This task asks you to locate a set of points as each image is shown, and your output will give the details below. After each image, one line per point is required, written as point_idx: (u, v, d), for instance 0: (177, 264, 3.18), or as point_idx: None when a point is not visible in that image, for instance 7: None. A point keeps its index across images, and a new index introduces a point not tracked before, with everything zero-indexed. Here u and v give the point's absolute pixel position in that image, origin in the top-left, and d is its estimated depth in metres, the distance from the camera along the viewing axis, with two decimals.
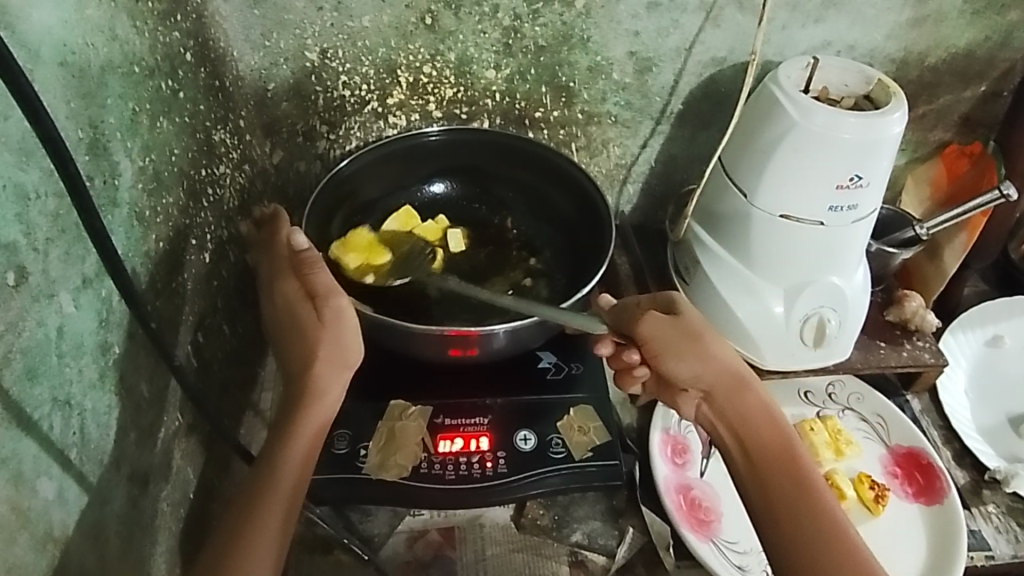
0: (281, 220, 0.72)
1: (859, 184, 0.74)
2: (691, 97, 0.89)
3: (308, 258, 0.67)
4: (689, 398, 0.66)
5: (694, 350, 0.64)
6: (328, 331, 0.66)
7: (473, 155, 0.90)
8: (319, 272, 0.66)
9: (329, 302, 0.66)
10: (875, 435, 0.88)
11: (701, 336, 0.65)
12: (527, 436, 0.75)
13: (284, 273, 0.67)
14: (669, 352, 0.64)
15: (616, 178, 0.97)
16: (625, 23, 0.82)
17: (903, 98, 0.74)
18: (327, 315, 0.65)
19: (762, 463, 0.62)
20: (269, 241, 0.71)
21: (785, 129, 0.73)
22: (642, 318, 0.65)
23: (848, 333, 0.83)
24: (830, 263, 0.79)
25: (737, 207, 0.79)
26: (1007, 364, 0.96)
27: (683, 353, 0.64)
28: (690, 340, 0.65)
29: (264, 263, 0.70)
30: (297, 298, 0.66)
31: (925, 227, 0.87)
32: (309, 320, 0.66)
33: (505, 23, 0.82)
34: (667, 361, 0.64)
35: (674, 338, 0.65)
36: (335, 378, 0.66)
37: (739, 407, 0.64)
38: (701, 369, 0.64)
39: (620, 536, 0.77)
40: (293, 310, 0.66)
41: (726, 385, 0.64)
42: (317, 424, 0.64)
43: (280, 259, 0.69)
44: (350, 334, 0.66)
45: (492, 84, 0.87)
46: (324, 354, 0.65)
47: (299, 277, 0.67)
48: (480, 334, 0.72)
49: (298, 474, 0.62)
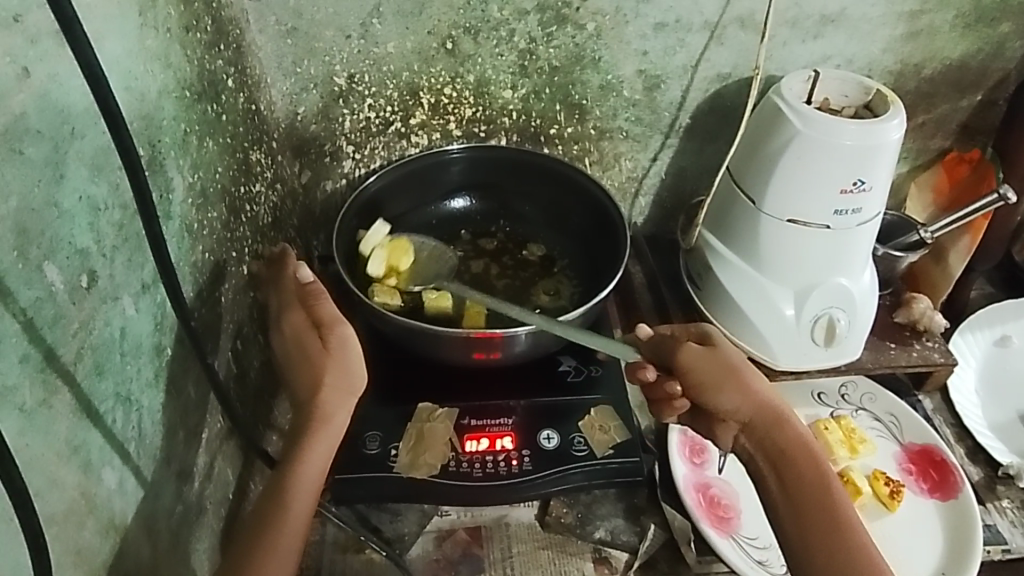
0: (289, 257, 0.77)
1: (862, 188, 0.77)
2: (698, 111, 0.94)
3: (315, 289, 0.71)
4: (726, 429, 0.70)
5: (731, 386, 0.68)
6: (334, 358, 0.69)
7: (493, 173, 0.95)
8: (324, 303, 0.70)
9: (333, 331, 0.69)
10: (888, 433, 0.91)
11: (735, 372, 0.68)
12: (550, 435, 0.78)
13: (291, 306, 0.71)
14: (723, 390, 0.68)
15: (628, 191, 1.02)
16: (634, 43, 0.87)
17: (901, 105, 0.78)
18: (332, 343, 0.69)
19: (790, 486, 0.66)
20: (278, 276, 0.75)
21: (788, 137, 0.77)
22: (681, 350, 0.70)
23: (857, 333, 0.86)
24: (838, 265, 0.82)
25: (747, 215, 0.83)
26: (1016, 364, 0.98)
27: (726, 390, 0.68)
28: (732, 373, 0.68)
29: (275, 298, 0.73)
30: (304, 329, 0.70)
31: (929, 231, 0.90)
32: (315, 349, 0.69)
33: (521, 46, 0.87)
34: (720, 388, 0.68)
35: (711, 373, 0.69)
36: (341, 403, 0.68)
37: (775, 439, 0.67)
38: (744, 399, 0.68)
39: (642, 533, 0.80)
40: (300, 341, 0.69)
41: (766, 415, 0.68)
42: (326, 448, 0.67)
43: (290, 293, 0.73)
44: (356, 361, 0.69)
45: (509, 103, 0.92)
46: (329, 381, 0.68)
47: (306, 309, 0.71)
48: (503, 336, 0.76)
49: (312, 494, 0.65)
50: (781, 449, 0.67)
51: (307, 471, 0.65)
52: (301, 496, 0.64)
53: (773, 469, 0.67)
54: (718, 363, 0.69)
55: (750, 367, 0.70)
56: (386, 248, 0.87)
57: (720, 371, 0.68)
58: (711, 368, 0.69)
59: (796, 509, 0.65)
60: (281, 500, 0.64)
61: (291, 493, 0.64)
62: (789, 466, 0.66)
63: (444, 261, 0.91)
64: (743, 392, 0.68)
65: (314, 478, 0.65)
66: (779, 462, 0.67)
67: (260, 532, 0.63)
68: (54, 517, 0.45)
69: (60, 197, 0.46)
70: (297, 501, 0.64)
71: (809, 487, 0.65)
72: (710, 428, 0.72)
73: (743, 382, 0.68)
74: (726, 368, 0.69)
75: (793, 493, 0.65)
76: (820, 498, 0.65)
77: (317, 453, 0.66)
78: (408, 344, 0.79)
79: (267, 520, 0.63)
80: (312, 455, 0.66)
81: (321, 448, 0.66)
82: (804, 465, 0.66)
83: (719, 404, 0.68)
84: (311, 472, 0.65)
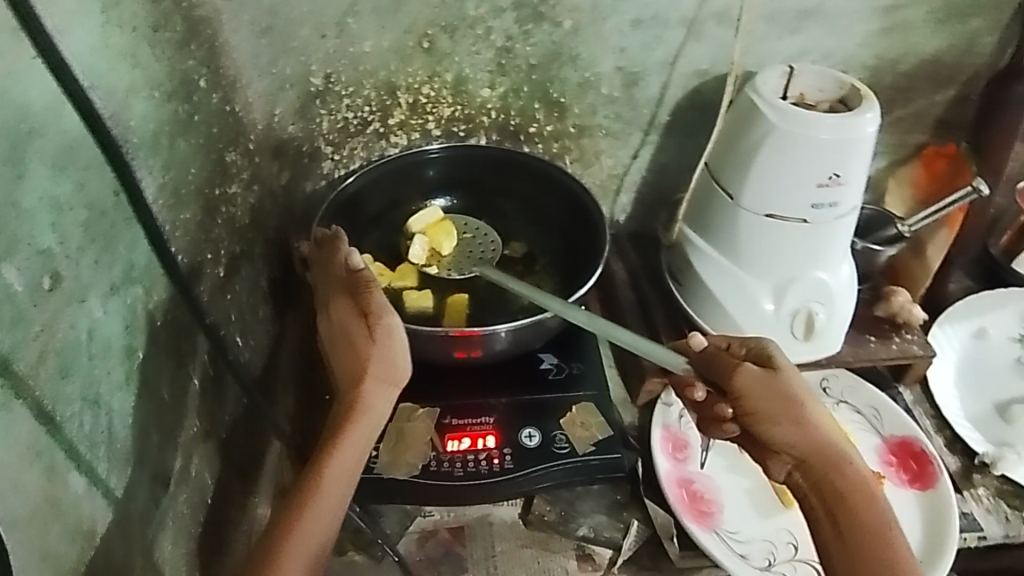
0: (341, 240, 0.75)
1: (839, 182, 0.77)
2: (677, 108, 0.94)
3: (364, 278, 0.70)
4: (780, 460, 0.67)
5: (791, 416, 0.64)
6: (378, 347, 0.68)
7: (474, 171, 0.95)
8: (373, 292, 0.69)
9: (379, 321, 0.68)
10: (869, 426, 0.91)
11: (796, 403, 0.65)
12: (531, 433, 0.78)
13: (339, 292, 0.71)
14: (780, 423, 0.64)
15: (609, 188, 1.02)
16: (611, 40, 0.87)
17: (875, 99, 0.78)
18: (377, 332, 0.68)
19: (845, 528, 0.63)
20: (328, 262, 0.74)
21: (764, 132, 0.78)
22: (737, 371, 0.66)
23: (837, 326, 0.86)
24: (816, 259, 0.82)
25: (725, 210, 0.83)
26: (993, 355, 0.99)
27: (786, 419, 0.64)
28: (793, 404, 0.64)
29: (323, 282, 0.73)
30: (351, 315, 0.70)
31: (907, 224, 0.93)
32: (359, 337, 0.69)
33: (498, 44, 0.87)
34: (777, 419, 0.64)
35: (768, 401, 0.65)
36: (382, 394, 0.67)
37: (835, 478, 0.64)
38: (804, 432, 0.64)
39: (625, 529, 0.80)
40: (347, 328, 0.70)
41: (825, 455, 0.64)
42: (361, 441, 0.66)
43: (337, 276, 0.72)
44: (400, 352, 0.68)
45: (488, 101, 0.91)
46: (372, 371, 0.67)
47: (354, 296, 0.70)
48: (484, 334, 0.75)
49: (342, 487, 0.64)
50: (839, 489, 0.64)
51: (339, 461, 0.64)
52: (332, 487, 0.64)
53: (828, 507, 0.64)
54: (778, 392, 0.65)
55: (813, 399, 0.66)
56: (429, 231, 0.90)
57: (777, 403, 0.65)
58: (769, 397, 0.65)
59: (849, 550, 0.63)
60: (310, 489, 0.63)
61: (321, 483, 0.64)
62: (846, 505, 0.63)
63: (482, 246, 0.93)
64: (802, 425, 0.64)
65: (346, 469, 0.64)
66: (835, 503, 0.64)
67: (284, 521, 0.63)
68: (17, 522, 0.44)
69: (19, 197, 0.45)
70: (326, 492, 0.63)
71: (867, 531, 0.63)
72: (762, 455, 0.69)
73: (805, 415, 0.65)
74: (788, 400, 0.65)
75: (847, 534, 0.63)
76: (874, 543, 0.62)
77: (352, 444, 0.65)
78: None
79: (292, 509, 0.63)
80: (347, 446, 0.65)
81: (355, 440, 0.65)
82: (864, 506, 0.63)
83: (774, 437, 0.65)
84: (345, 462, 0.65)
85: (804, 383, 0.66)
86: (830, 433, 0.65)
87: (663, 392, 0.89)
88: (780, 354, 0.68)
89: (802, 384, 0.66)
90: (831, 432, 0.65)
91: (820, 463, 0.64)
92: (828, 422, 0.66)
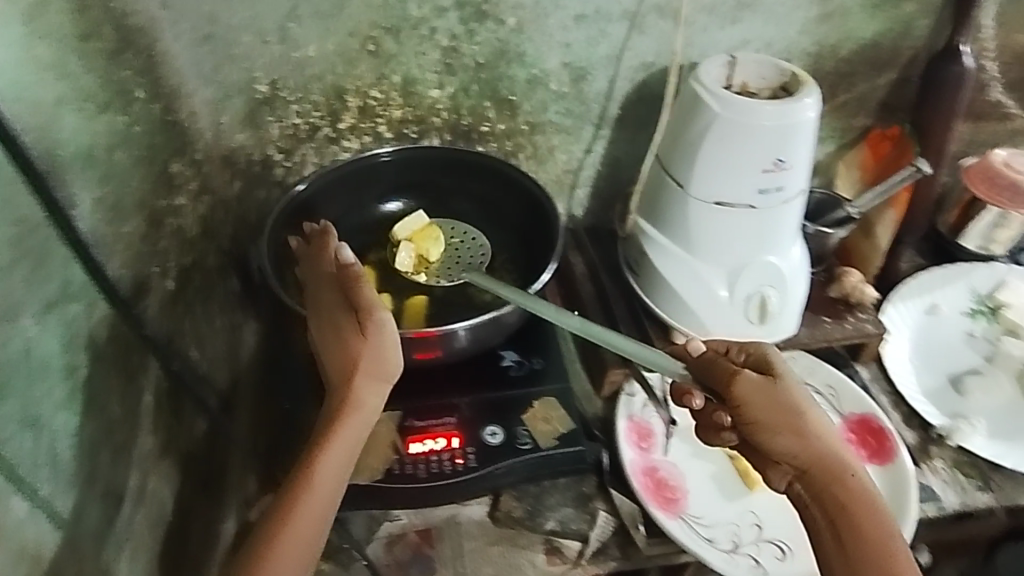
0: (330, 236, 0.73)
1: (782, 167, 0.79)
2: (626, 101, 0.95)
3: (353, 273, 0.68)
4: (780, 471, 0.66)
5: (793, 425, 0.63)
6: (369, 343, 0.67)
7: (428, 173, 0.95)
8: (363, 288, 0.68)
9: (370, 317, 0.67)
10: (829, 405, 0.93)
11: (797, 412, 0.64)
12: (494, 430, 0.78)
13: (329, 287, 0.70)
14: (782, 432, 0.63)
15: (565, 183, 1.02)
16: (557, 36, 0.88)
17: (814, 85, 0.80)
18: (368, 328, 0.67)
19: (849, 539, 0.62)
20: (318, 258, 0.72)
21: (708, 121, 0.79)
22: (737, 378, 0.64)
23: (791, 308, 0.87)
24: (766, 244, 0.84)
25: (676, 199, 0.84)
26: (944, 329, 1.01)
27: (787, 429, 0.63)
28: (795, 413, 0.64)
29: (311, 277, 0.72)
30: (342, 312, 0.68)
31: (856, 206, 0.94)
32: (350, 333, 0.67)
33: (444, 44, 0.87)
34: (779, 428, 0.63)
35: (769, 410, 0.63)
36: (373, 390, 0.66)
37: (838, 489, 0.63)
38: (806, 442, 0.63)
39: (592, 519, 0.80)
40: (338, 324, 0.68)
41: (828, 464, 0.64)
42: (351, 438, 0.65)
43: (330, 269, 0.71)
44: (391, 347, 0.67)
45: (438, 101, 0.91)
46: (364, 366, 0.66)
47: (344, 292, 0.69)
48: (442, 334, 0.75)
49: (333, 483, 0.64)
50: (842, 499, 0.63)
51: (330, 457, 0.64)
52: (324, 485, 0.64)
53: (830, 517, 0.63)
54: (779, 400, 0.64)
55: (812, 408, 0.65)
56: (416, 238, 0.89)
57: (780, 415, 0.63)
58: (770, 406, 0.63)
59: (854, 563, 0.61)
60: (301, 485, 0.63)
61: (312, 480, 0.64)
62: (849, 516, 0.62)
63: (468, 248, 0.93)
64: (804, 434, 0.63)
65: (337, 466, 0.64)
66: (838, 515, 0.63)
67: (276, 519, 0.63)
68: None
69: None
70: (318, 490, 0.63)
71: (871, 543, 0.61)
72: (759, 461, 0.68)
73: (807, 424, 0.64)
74: (789, 409, 0.64)
75: (851, 546, 0.62)
76: (881, 556, 0.61)
77: (344, 440, 0.65)
78: None
79: (283, 507, 0.63)
80: (338, 443, 0.65)
81: (348, 436, 0.65)
82: (866, 517, 0.62)
83: (776, 447, 0.64)
84: (339, 456, 0.65)
85: (802, 392, 0.66)
86: (831, 442, 0.65)
87: (626, 383, 0.90)
88: (778, 359, 0.67)
89: (801, 393, 0.65)
90: (831, 440, 0.65)
91: (822, 473, 0.63)
92: (828, 430, 0.65)
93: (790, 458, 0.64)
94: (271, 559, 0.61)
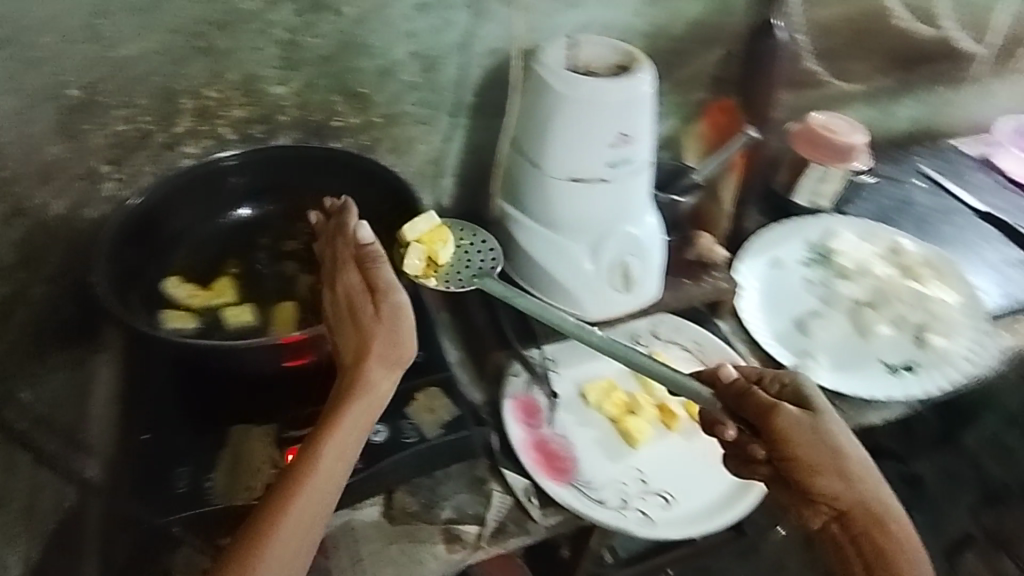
0: (348, 211, 0.76)
1: (627, 140, 0.83)
2: (479, 88, 0.96)
3: (373, 253, 0.72)
4: (819, 513, 0.70)
5: (837, 466, 0.69)
6: (382, 326, 0.69)
7: (281, 174, 0.91)
8: (381, 269, 0.71)
9: (386, 299, 0.70)
10: (695, 358, 1.00)
11: (841, 455, 0.69)
12: (378, 428, 0.77)
13: (348, 266, 0.72)
14: (819, 473, 0.69)
15: (429, 174, 1.02)
16: (401, 25, 0.87)
17: (648, 62, 0.85)
18: (383, 311, 0.70)
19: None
20: (341, 231, 0.75)
21: (553, 101, 0.82)
22: (776, 412, 0.70)
23: (652, 273, 0.92)
24: (622, 214, 0.88)
25: (534, 179, 0.87)
26: (787, 278, 1.12)
27: (831, 469, 0.69)
28: (831, 459, 0.69)
29: (330, 253, 0.75)
30: (358, 290, 0.71)
31: (700, 173, 1.04)
32: (366, 313, 0.70)
33: (282, 38, 0.83)
34: (817, 470, 0.69)
35: (818, 447, 0.69)
36: (384, 374, 0.68)
37: (872, 533, 0.68)
38: (844, 482, 0.69)
39: (486, 501, 0.82)
40: (354, 304, 0.71)
41: (868, 507, 0.69)
42: (360, 418, 0.67)
43: (346, 250, 0.74)
44: (404, 332, 0.69)
45: (282, 99, 0.88)
46: (376, 350, 0.68)
47: (360, 271, 0.72)
48: (311, 336, 0.72)
49: (340, 458, 0.66)
50: (878, 543, 0.68)
51: (339, 433, 0.66)
52: (330, 458, 0.66)
53: (866, 559, 0.68)
54: (817, 446, 0.69)
55: (855, 449, 0.71)
56: (426, 240, 0.83)
57: (817, 450, 0.69)
58: (804, 451, 0.69)
59: None
60: (313, 455, 0.66)
61: (321, 452, 0.66)
62: (883, 554, 0.68)
63: (479, 255, 0.89)
64: (836, 476, 0.69)
65: (345, 440, 0.66)
66: (873, 556, 0.68)
67: (284, 486, 0.65)
68: None
69: None
70: (326, 462, 0.66)
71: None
72: (796, 504, 0.72)
73: (841, 469, 0.69)
74: (821, 458, 0.69)
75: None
76: None
77: (355, 417, 0.67)
78: (205, 372, 0.72)
79: (292, 476, 0.65)
80: (349, 420, 0.66)
81: (359, 415, 0.67)
82: (894, 551, 0.68)
83: (821, 487, 0.69)
84: (350, 434, 0.67)
85: (846, 434, 0.71)
86: (869, 486, 0.70)
87: (509, 364, 0.92)
88: (815, 394, 0.73)
89: (846, 437, 0.70)
90: (869, 475, 0.70)
91: (858, 517, 0.69)
92: (869, 469, 0.70)
93: (833, 499, 0.69)
94: (275, 525, 0.63)
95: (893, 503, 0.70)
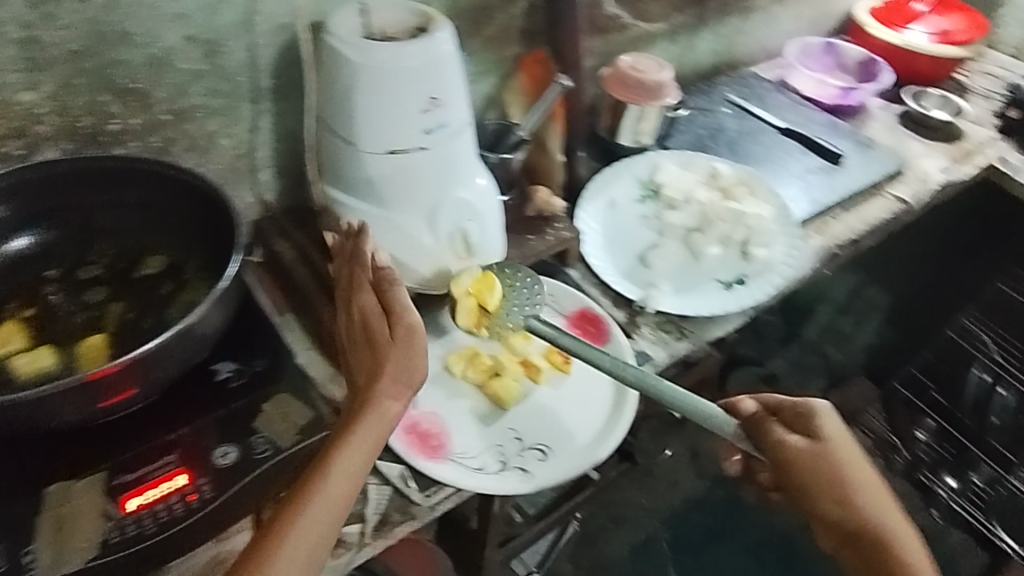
0: (364, 233, 0.79)
1: (438, 104, 0.80)
2: (276, 68, 0.89)
3: (387, 276, 0.74)
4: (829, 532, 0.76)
5: (844, 493, 0.74)
6: (395, 347, 0.71)
7: (58, 194, 0.79)
8: (397, 291, 0.73)
9: (400, 320, 0.72)
10: (552, 309, 1.02)
11: (840, 477, 0.74)
12: (226, 450, 0.71)
13: (365, 288, 0.75)
14: (822, 501, 0.74)
15: (242, 169, 0.94)
16: (164, 7, 0.77)
17: (446, 21, 0.82)
18: (398, 332, 0.71)
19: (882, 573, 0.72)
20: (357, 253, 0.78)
21: (353, 72, 0.78)
22: (781, 440, 0.75)
23: (493, 234, 0.91)
24: (451, 181, 0.86)
25: (352, 157, 0.83)
26: (625, 217, 1.16)
27: (833, 498, 0.74)
28: (841, 485, 0.74)
29: (347, 276, 0.78)
30: (373, 311, 0.73)
31: (524, 129, 1.03)
32: (380, 333, 0.72)
33: (17, 36, 0.71)
34: (820, 499, 0.74)
35: (822, 480, 0.73)
36: (397, 396, 0.69)
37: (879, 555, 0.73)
38: (847, 504, 0.74)
39: (365, 497, 0.80)
40: (370, 325, 0.73)
41: (867, 531, 0.73)
42: (364, 441, 0.67)
43: (363, 274, 0.76)
44: (417, 356, 0.71)
45: (35, 106, 0.76)
46: (389, 371, 0.70)
47: (378, 294, 0.74)
48: (123, 367, 0.64)
49: (342, 482, 0.65)
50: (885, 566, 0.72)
51: (344, 451, 0.66)
52: (334, 481, 0.65)
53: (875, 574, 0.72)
54: (813, 471, 0.74)
55: (854, 463, 0.75)
56: (474, 291, 0.88)
57: (823, 481, 0.73)
58: (810, 479, 0.74)
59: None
60: (319, 472, 0.65)
61: (327, 474, 0.65)
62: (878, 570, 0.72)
63: (525, 293, 0.91)
64: (842, 496, 0.74)
65: (352, 463, 0.66)
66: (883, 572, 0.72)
67: (285, 505, 0.64)
68: None
69: None
70: (330, 483, 0.65)
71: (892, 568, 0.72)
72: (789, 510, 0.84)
73: (848, 490, 0.74)
74: (834, 485, 0.74)
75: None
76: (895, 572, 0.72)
77: (367, 437, 0.67)
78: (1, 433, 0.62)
79: (294, 495, 0.64)
80: (358, 440, 0.66)
81: (370, 438, 0.67)
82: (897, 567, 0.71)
83: (823, 513, 0.74)
84: (358, 456, 0.66)
85: (847, 460, 0.75)
86: (876, 499, 0.75)
87: None
88: (831, 423, 0.75)
89: (847, 465, 0.74)
90: (860, 486, 0.74)
91: (859, 538, 0.74)
92: (863, 474, 0.75)
93: (834, 521, 0.74)
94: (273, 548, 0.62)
95: (926, 574, 0.72)
